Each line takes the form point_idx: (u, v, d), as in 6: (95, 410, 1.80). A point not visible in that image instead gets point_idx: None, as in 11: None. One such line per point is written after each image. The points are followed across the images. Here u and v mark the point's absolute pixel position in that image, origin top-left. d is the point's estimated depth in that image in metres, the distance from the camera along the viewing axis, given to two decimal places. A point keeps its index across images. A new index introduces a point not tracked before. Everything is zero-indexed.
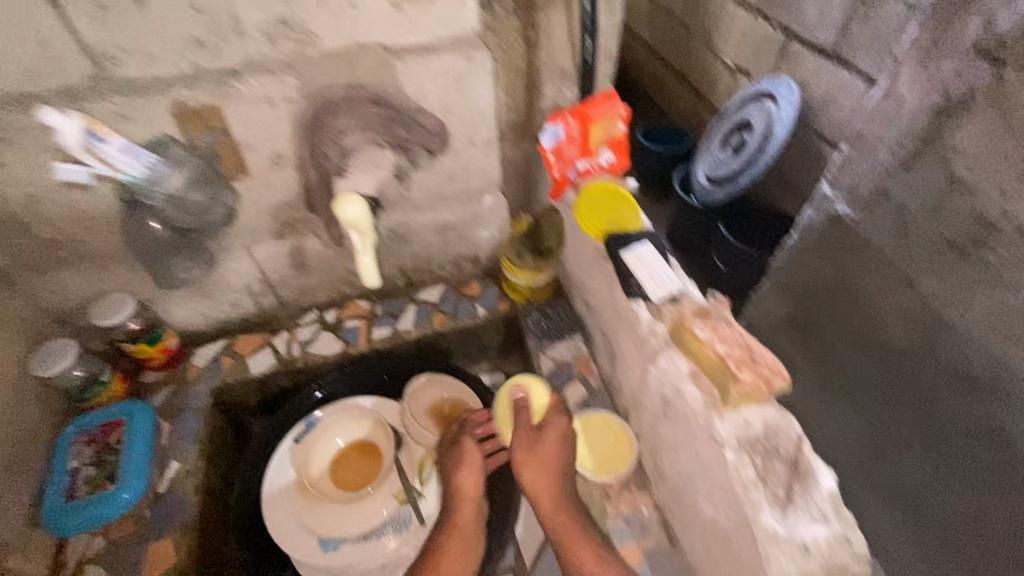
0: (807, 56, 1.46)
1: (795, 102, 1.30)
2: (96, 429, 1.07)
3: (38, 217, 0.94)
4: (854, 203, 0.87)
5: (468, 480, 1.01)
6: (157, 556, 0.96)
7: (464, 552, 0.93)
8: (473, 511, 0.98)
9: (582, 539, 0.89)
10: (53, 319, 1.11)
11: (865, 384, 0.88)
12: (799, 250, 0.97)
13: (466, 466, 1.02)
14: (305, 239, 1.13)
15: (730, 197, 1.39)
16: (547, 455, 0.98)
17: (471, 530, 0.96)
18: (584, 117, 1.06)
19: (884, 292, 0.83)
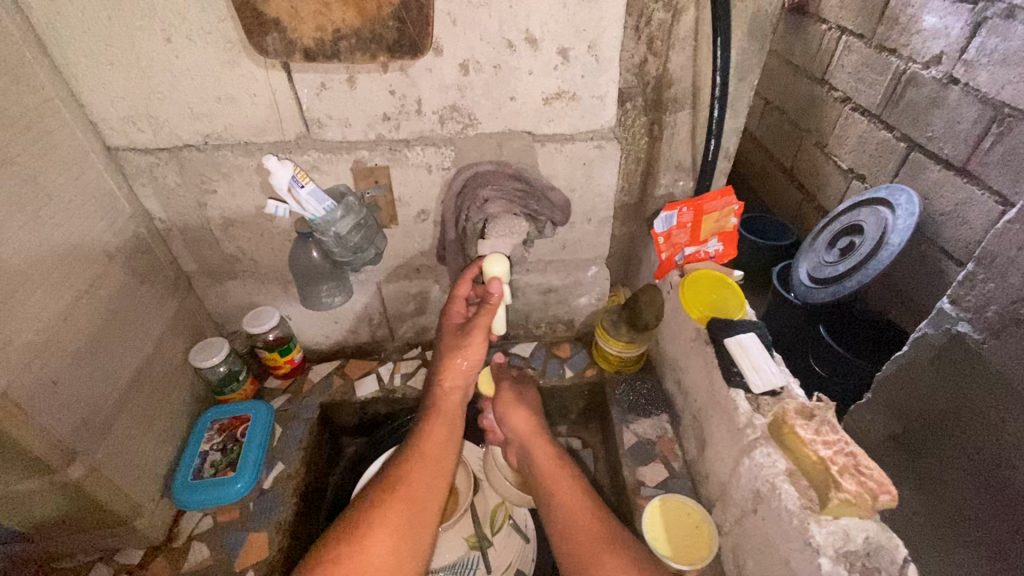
0: (932, 166, 1.53)
1: (913, 213, 1.40)
2: (227, 420, 1.22)
3: (228, 236, 1.16)
4: (978, 322, 1.21)
5: (472, 360, 1.00)
6: (253, 547, 1.05)
7: (445, 439, 0.95)
8: (458, 405, 1.00)
9: (576, 494, 0.96)
10: (212, 319, 1.32)
11: (959, 467, 1.29)
12: (917, 366, 1.35)
13: (465, 358, 1.00)
14: (427, 283, 1.29)
15: (834, 298, 1.48)
16: (533, 408, 1.12)
17: (453, 426, 0.98)
18: (698, 209, 1.12)
19: (994, 401, 1.19)
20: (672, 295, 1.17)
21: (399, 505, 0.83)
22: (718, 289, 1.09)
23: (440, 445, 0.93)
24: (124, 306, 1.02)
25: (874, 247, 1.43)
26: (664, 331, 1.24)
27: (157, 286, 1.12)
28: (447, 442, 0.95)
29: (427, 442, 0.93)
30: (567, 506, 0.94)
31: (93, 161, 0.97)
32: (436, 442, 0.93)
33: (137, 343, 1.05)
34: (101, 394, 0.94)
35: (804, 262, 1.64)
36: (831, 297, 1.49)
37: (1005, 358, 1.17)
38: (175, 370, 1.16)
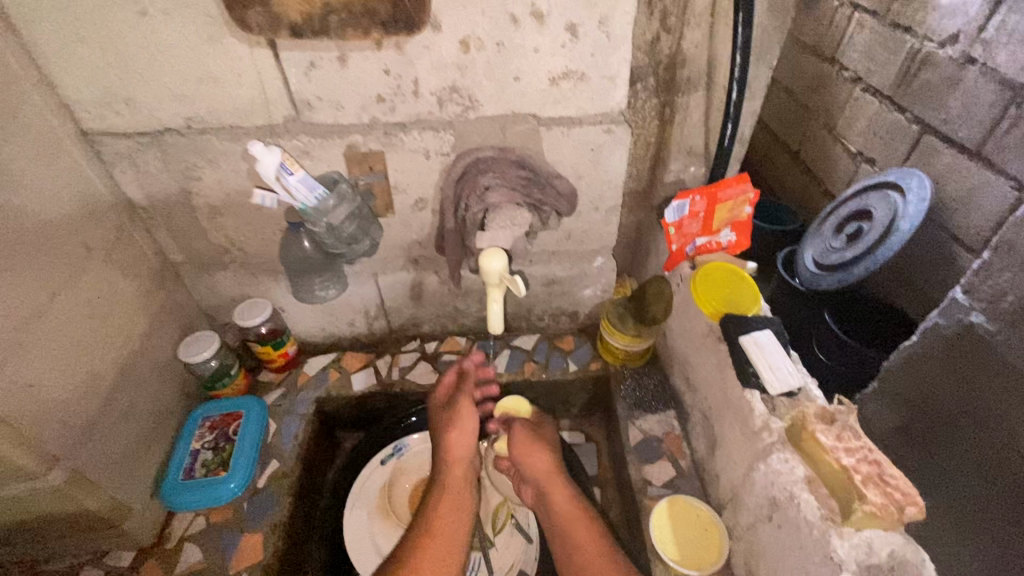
0: (942, 152, 1.36)
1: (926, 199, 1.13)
2: (218, 417, 1.18)
3: (215, 225, 1.10)
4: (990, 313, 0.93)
5: (463, 433, 1.05)
6: (247, 550, 1.02)
7: (454, 519, 0.97)
8: (462, 480, 1.03)
9: (591, 535, 0.95)
10: (201, 311, 1.26)
11: None
12: None
13: (458, 432, 1.05)
14: (425, 275, 1.24)
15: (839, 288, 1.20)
16: (545, 441, 1.09)
17: (460, 501, 1.00)
18: (711, 197, 1.06)
19: None
20: (682, 288, 1.12)
21: None
22: (731, 283, 1.02)
23: (449, 526, 0.95)
24: (106, 301, 0.97)
25: (884, 235, 1.15)
26: (672, 325, 1.19)
27: (141, 279, 1.07)
28: (456, 520, 0.97)
29: (433, 526, 0.95)
30: (585, 550, 0.93)
31: (67, 146, 0.91)
32: (442, 524, 0.95)
33: (121, 340, 1.00)
34: (83, 395, 0.90)
35: (808, 246, 1.34)
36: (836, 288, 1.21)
37: (1021, 350, 0.87)
38: (162, 366, 1.11)
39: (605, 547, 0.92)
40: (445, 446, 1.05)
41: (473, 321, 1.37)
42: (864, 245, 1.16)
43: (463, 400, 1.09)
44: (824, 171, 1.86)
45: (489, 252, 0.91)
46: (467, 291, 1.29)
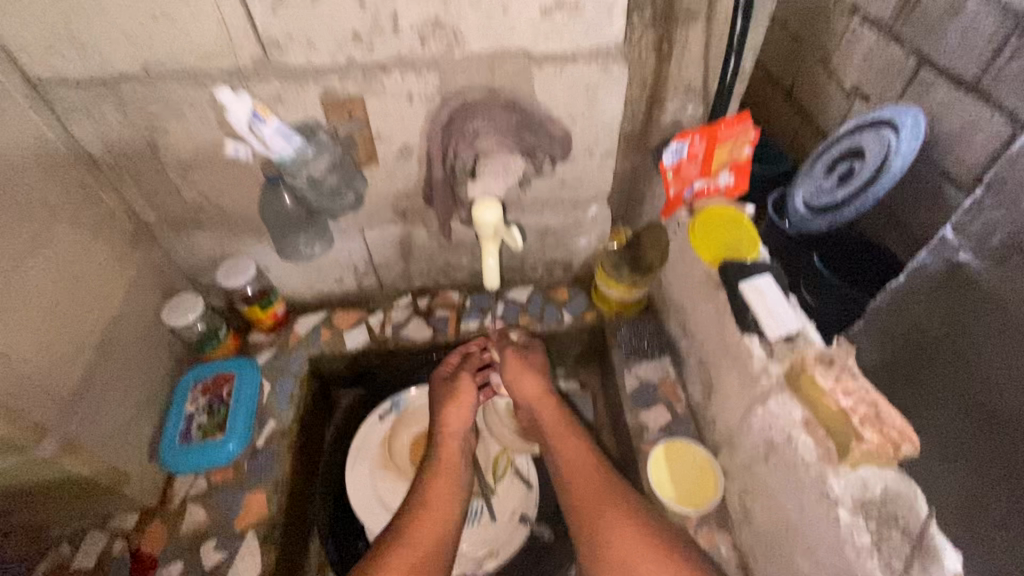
0: (940, 87, 1.24)
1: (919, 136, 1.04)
2: (209, 380, 1.15)
3: (188, 182, 1.03)
4: None
5: (461, 405, 1.08)
6: (251, 507, 1.03)
7: (450, 472, 0.99)
8: (459, 446, 1.04)
9: (584, 456, 0.98)
10: (183, 274, 1.21)
11: None
12: None
13: (457, 403, 1.08)
14: (414, 229, 1.19)
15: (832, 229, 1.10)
16: (535, 375, 1.11)
17: (456, 461, 1.02)
18: (711, 138, 1.01)
19: None
20: (680, 235, 1.09)
21: (405, 545, 0.85)
22: (729, 230, 1.01)
23: (446, 480, 0.98)
24: (78, 267, 0.92)
25: (875, 174, 1.06)
26: (669, 272, 1.18)
27: (114, 241, 1.01)
28: (452, 473, 1.00)
29: (434, 479, 0.97)
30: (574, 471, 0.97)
31: (13, 98, 0.83)
32: (441, 479, 0.98)
33: (99, 306, 0.95)
34: (65, 365, 0.86)
35: (797, 187, 1.24)
36: (829, 228, 1.11)
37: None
38: (147, 332, 1.08)
39: (600, 473, 0.95)
40: (444, 416, 1.07)
41: (465, 275, 1.35)
42: (861, 182, 1.06)
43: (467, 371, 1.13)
44: (819, 107, 1.68)
45: (485, 202, 0.83)
46: (458, 245, 1.26)
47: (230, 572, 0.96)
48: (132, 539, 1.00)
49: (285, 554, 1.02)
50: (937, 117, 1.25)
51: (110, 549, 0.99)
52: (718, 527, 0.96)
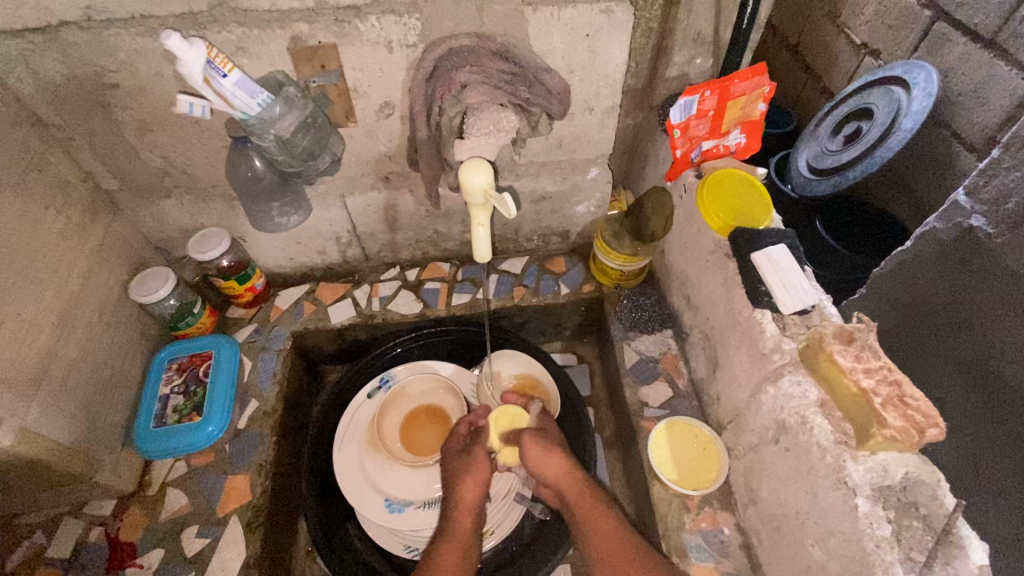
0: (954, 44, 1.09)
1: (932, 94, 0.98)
2: (185, 359, 1.09)
3: (147, 143, 0.93)
4: (997, 217, 0.77)
5: (475, 481, 0.93)
6: (234, 491, 0.98)
7: (459, 562, 0.83)
8: (471, 530, 0.89)
9: (608, 527, 0.84)
10: (152, 245, 1.13)
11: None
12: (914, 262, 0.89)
13: (468, 484, 0.93)
14: (399, 195, 1.11)
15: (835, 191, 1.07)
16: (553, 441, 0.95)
17: (468, 548, 0.86)
18: (724, 94, 0.92)
19: None
20: (686, 200, 1.02)
21: None
22: (739, 195, 0.93)
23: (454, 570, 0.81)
24: (28, 239, 0.83)
25: (884, 133, 1.00)
26: (672, 241, 1.10)
27: (69, 210, 0.92)
28: (461, 566, 0.83)
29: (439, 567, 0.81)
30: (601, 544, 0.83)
31: None
32: (448, 565, 0.82)
33: (56, 282, 0.87)
34: (18, 348, 0.79)
35: (802, 148, 1.18)
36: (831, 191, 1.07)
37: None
38: (114, 308, 1.00)
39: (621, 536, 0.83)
40: (456, 495, 0.92)
41: (456, 245, 1.27)
42: (868, 143, 1.02)
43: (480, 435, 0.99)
44: (823, 64, 1.47)
45: (472, 161, 0.68)
46: (447, 212, 1.17)
47: (214, 559, 0.92)
48: (109, 525, 0.95)
49: (271, 539, 0.98)
50: (952, 76, 1.10)
51: (86, 536, 0.94)
52: (720, 508, 0.92)
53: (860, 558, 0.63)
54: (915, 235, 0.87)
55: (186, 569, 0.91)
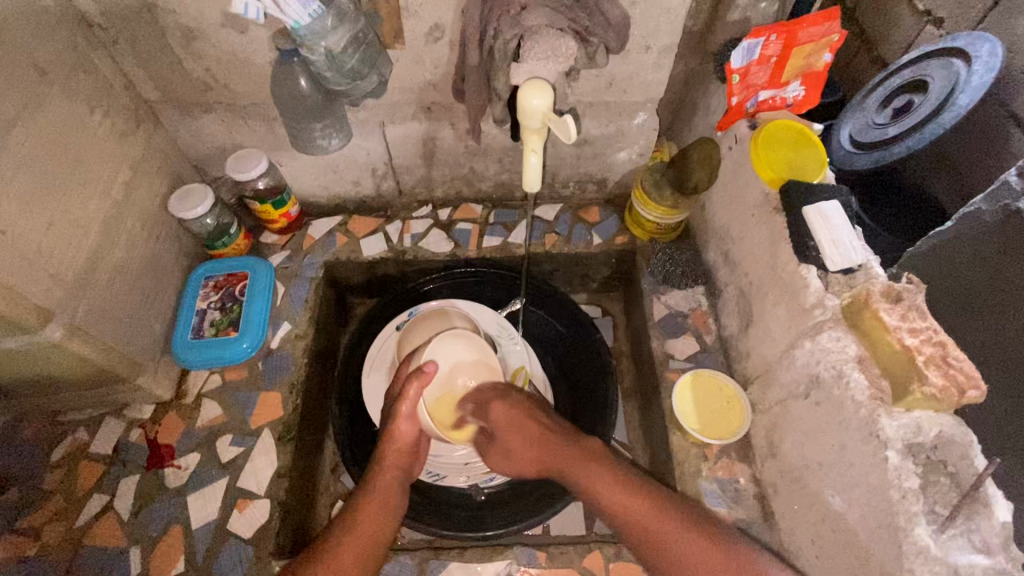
0: None
1: (996, 67, 0.90)
2: (222, 277, 1.11)
3: (191, 53, 0.92)
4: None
5: (406, 434, 0.85)
6: (267, 404, 1.02)
7: (382, 517, 0.79)
8: (398, 482, 0.84)
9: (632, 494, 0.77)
10: (190, 163, 1.13)
11: None
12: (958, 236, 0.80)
13: (400, 442, 0.84)
14: (439, 128, 1.09)
15: (877, 167, 1.00)
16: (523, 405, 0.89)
17: (392, 504, 0.81)
18: (790, 39, 0.88)
19: None
20: (735, 151, 0.99)
21: None
22: (793, 150, 0.90)
23: (372, 528, 0.78)
24: (76, 141, 0.83)
25: (937, 109, 0.93)
26: (714, 195, 1.08)
27: (113, 116, 0.91)
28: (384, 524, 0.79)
29: (359, 524, 0.77)
30: (619, 512, 0.77)
31: None
32: (368, 519, 0.78)
33: (101, 186, 0.88)
34: (66, 247, 0.80)
35: (844, 125, 1.11)
36: (874, 167, 1.00)
37: None
38: (155, 221, 1.01)
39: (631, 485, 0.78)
40: (381, 447, 0.84)
41: (490, 186, 1.25)
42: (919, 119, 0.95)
43: (415, 385, 0.83)
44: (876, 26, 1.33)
45: (532, 83, 0.66)
46: (486, 149, 1.15)
47: (247, 465, 0.96)
48: (148, 428, 1.00)
49: (300, 454, 1.02)
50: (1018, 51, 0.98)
51: (127, 436, 0.98)
52: (737, 459, 0.94)
53: (884, 507, 0.65)
54: (959, 215, 0.79)
55: (221, 474, 0.96)
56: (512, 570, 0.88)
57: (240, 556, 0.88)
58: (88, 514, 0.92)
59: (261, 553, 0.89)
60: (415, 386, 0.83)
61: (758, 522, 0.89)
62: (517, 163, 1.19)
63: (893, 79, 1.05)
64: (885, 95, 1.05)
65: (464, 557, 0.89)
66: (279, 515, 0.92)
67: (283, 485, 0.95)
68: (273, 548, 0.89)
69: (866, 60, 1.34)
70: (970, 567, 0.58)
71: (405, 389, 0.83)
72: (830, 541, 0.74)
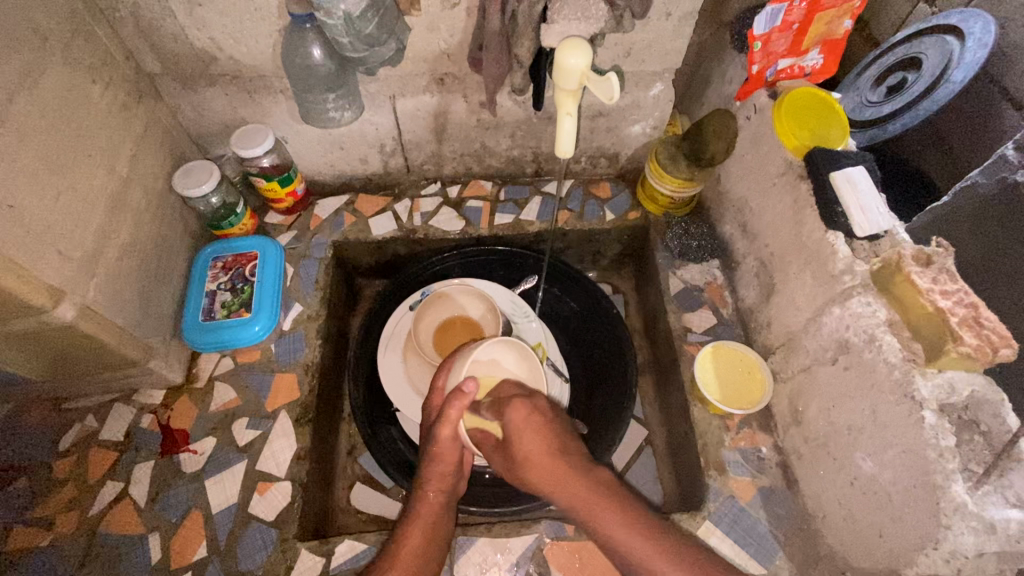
0: None
1: (987, 46, 0.90)
2: (230, 258, 1.07)
3: (196, 21, 0.88)
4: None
5: (449, 457, 0.78)
6: (282, 387, 1.00)
7: (428, 545, 0.74)
8: (441, 502, 0.79)
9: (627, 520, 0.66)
10: (191, 139, 1.09)
11: None
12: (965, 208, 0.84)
13: (444, 464, 0.78)
14: (452, 100, 1.06)
15: (874, 143, 1.01)
16: (547, 412, 0.74)
17: (437, 530, 0.77)
18: (814, 5, 0.88)
19: None
20: (755, 121, 0.98)
21: None
22: (817, 118, 0.89)
23: (416, 561, 0.72)
24: (79, 113, 0.79)
25: (930, 87, 0.94)
26: (730, 166, 1.07)
27: (115, 88, 0.87)
28: (429, 552, 0.74)
29: (401, 553, 0.72)
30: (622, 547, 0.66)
31: None
32: (412, 547, 0.73)
33: (107, 161, 0.84)
34: (75, 223, 0.77)
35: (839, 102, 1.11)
36: (868, 145, 1.02)
37: None
38: (160, 200, 0.97)
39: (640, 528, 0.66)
40: (425, 472, 0.79)
41: (501, 162, 1.23)
42: (911, 97, 0.95)
43: (456, 409, 0.75)
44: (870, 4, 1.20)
45: (567, 43, 0.66)
46: (498, 123, 1.12)
47: (265, 448, 0.94)
48: (160, 413, 0.97)
49: (318, 436, 1.00)
50: None
51: (138, 422, 0.96)
52: (759, 429, 0.94)
53: (919, 466, 0.66)
54: (958, 188, 0.85)
55: (240, 457, 0.94)
56: (542, 544, 0.86)
57: (264, 540, 0.87)
58: (102, 502, 0.89)
59: (285, 535, 0.87)
60: (456, 406, 0.75)
61: (783, 490, 0.90)
62: (529, 137, 1.17)
63: (886, 56, 1.05)
64: (878, 72, 1.05)
65: (493, 533, 0.87)
66: (301, 497, 0.91)
67: (304, 467, 0.93)
68: (297, 530, 0.88)
69: (858, 40, 1.23)
70: (1004, 521, 0.61)
71: (447, 413, 0.76)
72: (860, 503, 0.75)
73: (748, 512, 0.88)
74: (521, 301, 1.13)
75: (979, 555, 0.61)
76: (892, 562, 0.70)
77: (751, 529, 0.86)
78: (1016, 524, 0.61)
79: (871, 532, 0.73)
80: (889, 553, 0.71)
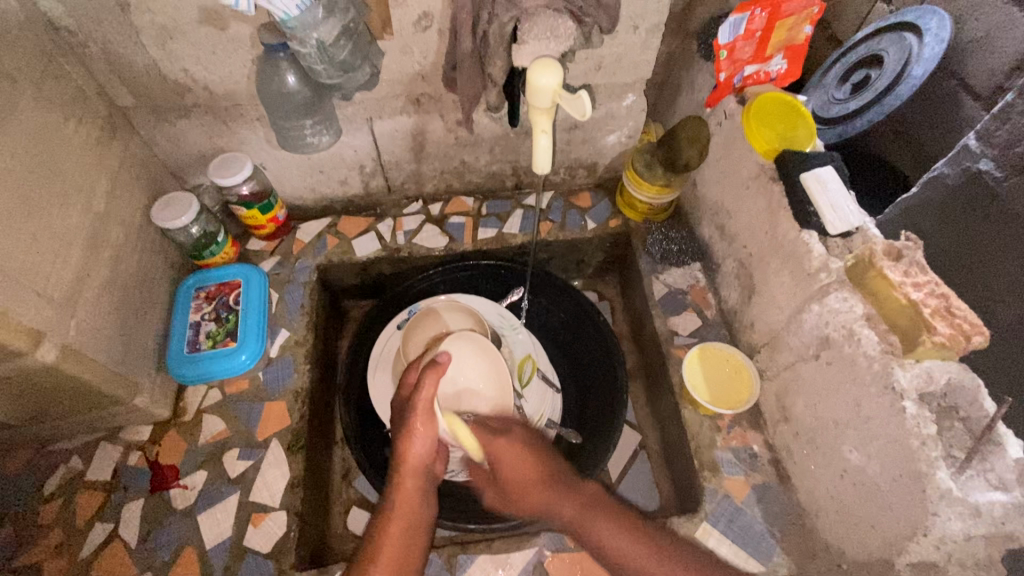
0: None
1: (944, 43, 0.93)
2: (213, 288, 1.07)
3: (169, 54, 0.89)
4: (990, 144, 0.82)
5: (422, 439, 0.76)
6: (271, 416, 0.98)
7: (407, 541, 0.72)
8: (420, 491, 0.76)
9: (609, 520, 0.76)
10: (169, 171, 1.09)
11: None
12: (928, 201, 0.88)
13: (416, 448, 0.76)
14: (429, 120, 1.08)
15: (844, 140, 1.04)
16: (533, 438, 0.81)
17: (417, 520, 0.75)
18: (774, 13, 0.91)
19: None
20: (726, 126, 1.00)
21: None
22: (784, 122, 0.92)
23: (397, 555, 0.71)
24: (53, 151, 0.79)
25: (892, 84, 0.97)
26: (705, 171, 1.09)
27: (88, 124, 0.87)
28: (410, 543, 0.73)
29: (382, 553, 0.71)
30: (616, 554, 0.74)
31: None
32: (391, 542, 0.72)
33: (82, 197, 0.83)
34: (53, 263, 0.76)
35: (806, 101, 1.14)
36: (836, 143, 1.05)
37: None
38: (139, 233, 0.97)
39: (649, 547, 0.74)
40: (398, 458, 0.76)
41: (480, 177, 1.24)
42: (874, 95, 0.99)
43: (429, 384, 0.76)
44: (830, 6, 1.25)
45: (538, 63, 0.68)
46: (476, 139, 1.14)
47: (257, 478, 0.93)
48: (147, 450, 0.95)
49: (310, 462, 0.99)
50: None
51: (125, 460, 0.94)
52: (749, 428, 0.96)
53: (905, 456, 0.67)
54: (923, 180, 0.88)
55: (232, 489, 0.92)
56: (543, 558, 0.86)
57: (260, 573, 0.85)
58: (91, 544, 0.87)
59: (282, 566, 0.86)
60: (431, 378, 0.76)
61: (775, 485, 0.91)
62: (507, 151, 1.18)
63: (851, 55, 1.08)
64: (843, 71, 1.08)
65: (493, 549, 0.87)
66: (297, 526, 0.89)
67: (297, 496, 0.92)
68: (294, 560, 0.87)
69: (822, 41, 1.27)
70: (989, 503, 0.63)
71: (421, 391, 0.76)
72: (851, 494, 0.77)
73: (743, 510, 0.89)
74: (508, 312, 1.13)
75: (967, 539, 0.63)
76: (885, 551, 0.72)
77: (747, 527, 0.87)
78: (1000, 506, 0.62)
79: (864, 523, 0.75)
80: (883, 543, 0.72)
